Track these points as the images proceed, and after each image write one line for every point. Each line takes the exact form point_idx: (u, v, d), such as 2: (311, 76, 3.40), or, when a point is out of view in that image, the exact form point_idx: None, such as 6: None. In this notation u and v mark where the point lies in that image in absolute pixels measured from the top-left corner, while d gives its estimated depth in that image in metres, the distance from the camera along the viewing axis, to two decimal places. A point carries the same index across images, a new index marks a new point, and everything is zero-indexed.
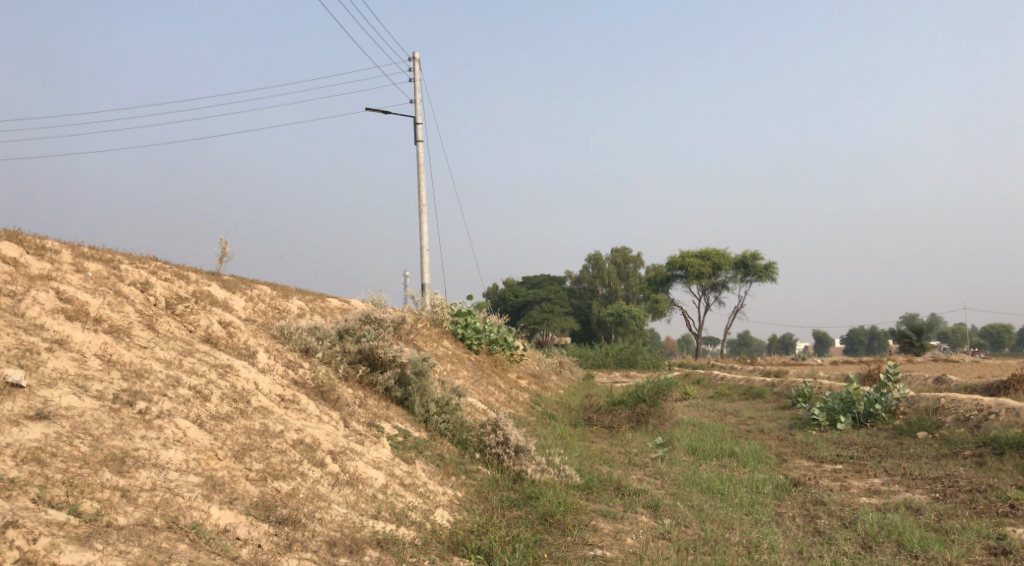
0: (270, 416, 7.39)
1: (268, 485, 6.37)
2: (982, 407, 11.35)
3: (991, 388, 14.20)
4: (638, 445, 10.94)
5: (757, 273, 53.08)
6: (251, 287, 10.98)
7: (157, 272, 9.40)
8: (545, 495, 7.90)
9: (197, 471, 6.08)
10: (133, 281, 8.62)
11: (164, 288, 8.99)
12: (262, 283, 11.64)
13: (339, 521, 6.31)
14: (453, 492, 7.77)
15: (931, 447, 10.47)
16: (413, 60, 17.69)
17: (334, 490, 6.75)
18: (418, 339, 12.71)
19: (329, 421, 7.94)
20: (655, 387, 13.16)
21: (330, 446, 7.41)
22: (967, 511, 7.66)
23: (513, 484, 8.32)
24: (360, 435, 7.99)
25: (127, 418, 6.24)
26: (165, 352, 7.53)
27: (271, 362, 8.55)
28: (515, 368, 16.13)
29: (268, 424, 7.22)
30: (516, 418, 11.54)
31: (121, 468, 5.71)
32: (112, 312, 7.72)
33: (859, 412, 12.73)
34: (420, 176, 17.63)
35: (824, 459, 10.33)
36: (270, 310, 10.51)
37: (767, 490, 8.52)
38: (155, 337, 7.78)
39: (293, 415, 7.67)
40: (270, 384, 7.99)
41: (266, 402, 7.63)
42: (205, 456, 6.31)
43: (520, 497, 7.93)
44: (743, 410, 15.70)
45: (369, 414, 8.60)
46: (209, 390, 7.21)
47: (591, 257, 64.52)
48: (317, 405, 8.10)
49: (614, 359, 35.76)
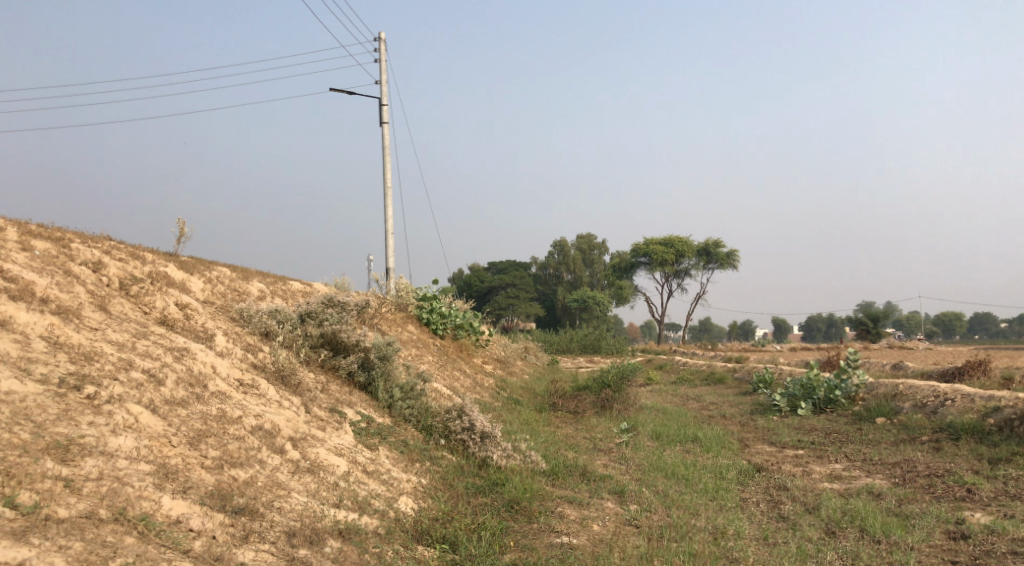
0: (228, 401, 7.23)
1: (225, 473, 6.24)
2: (939, 393, 11.56)
3: (947, 374, 14.50)
4: (602, 430, 10.95)
5: (719, 261, 53.59)
6: (209, 269, 10.74)
7: (111, 251, 9.13)
8: (511, 481, 7.87)
9: (148, 459, 5.92)
10: (84, 261, 8.36)
11: (117, 268, 8.73)
12: (221, 264, 11.39)
13: (299, 510, 6.22)
14: (417, 478, 7.70)
15: (889, 433, 10.64)
16: (378, 40, 17.40)
17: (294, 478, 6.64)
18: (382, 324, 12.57)
19: (290, 406, 7.80)
20: (619, 372, 13.19)
21: (290, 433, 7.28)
22: (926, 496, 7.79)
23: (478, 471, 8.27)
24: (322, 421, 7.87)
25: (74, 403, 6.05)
26: (117, 334, 7.32)
27: (230, 346, 8.37)
28: (480, 353, 16.07)
29: (226, 410, 7.06)
30: (482, 403, 11.49)
31: (65, 456, 5.53)
32: (61, 292, 7.47)
33: (819, 397, 12.90)
34: (385, 158, 17.41)
35: (785, 444, 10.44)
36: (229, 292, 10.29)
37: (730, 475, 8.57)
38: (107, 318, 7.56)
39: (252, 400, 7.51)
40: (228, 368, 7.82)
41: (224, 386, 7.47)
42: (157, 443, 6.15)
43: (486, 483, 7.89)
44: (706, 395, 15.84)
45: (331, 400, 8.48)
46: (164, 374, 7.02)
47: (556, 243, 64.64)
48: (277, 391, 7.95)
49: (579, 344, 35.90)
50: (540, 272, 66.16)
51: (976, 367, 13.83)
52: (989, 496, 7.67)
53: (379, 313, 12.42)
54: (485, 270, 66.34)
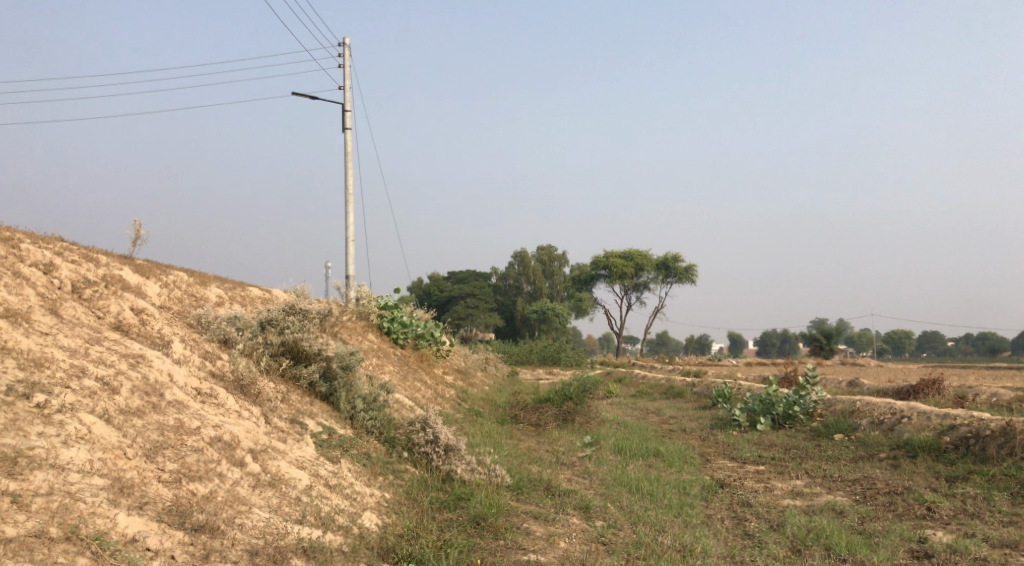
0: (185, 411, 7.02)
1: (183, 487, 6.04)
2: (896, 410, 11.74)
3: (901, 391, 14.75)
4: (565, 443, 10.90)
5: (678, 275, 54.09)
6: (166, 273, 10.47)
7: (63, 253, 8.84)
8: (476, 496, 7.76)
9: (102, 473, 5.71)
10: (36, 263, 8.08)
11: (70, 271, 8.45)
12: (178, 268, 11.12)
13: (261, 527, 6.04)
14: (381, 492, 7.55)
15: (847, 450, 10.76)
16: (343, 46, 17.21)
17: (255, 493, 6.46)
18: (343, 332, 12.38)
19: (249, 417, 7.61)
20: (581, 385, 13.16)
21: (250, 444, 7.09)
22: (887, 514, 7.87)
23: (442, 485, 8.16)
24: (282, 433, 7.69)
25: (23, 413, 5.81)
26: (69, 340, 7.07)
27: (188, 353, 8.14)
28: (440, 363, 15.93)
29: (184, 420, 6.85)
30: (444, 415, 11.37)
31: (13, 470, 5.30)
32: (9, 294, 7.20)
33: (778, 413, 13.02)
34: (347, 165, 17.23)
35: (746, 460, 10.50)
36: (187, 297, 10.03)
37: (694, 491, 8.58)
38: (59, 323, 7.30)
39: (211, 410, 7.31)
40: (186, 377, 7.60)
41: (181, 395, 7.25)
42: (112, 456, 5.93)
43: (450, 498, 7.78)
44: (665, 409, 15.91)
45: (292, 410, 8.29)
46: (118, 381, 6.79)
47: (517, 254, 64.73)
48: (236, 400, 7.75)
49: (538, 355, 35.89)
50: (500, 283, 66.10)
51: (930, 385, 14.09)
52: (949, 515, 7.78)
53: (340, 321, 12.24)
54: (445, 280, 66.06)
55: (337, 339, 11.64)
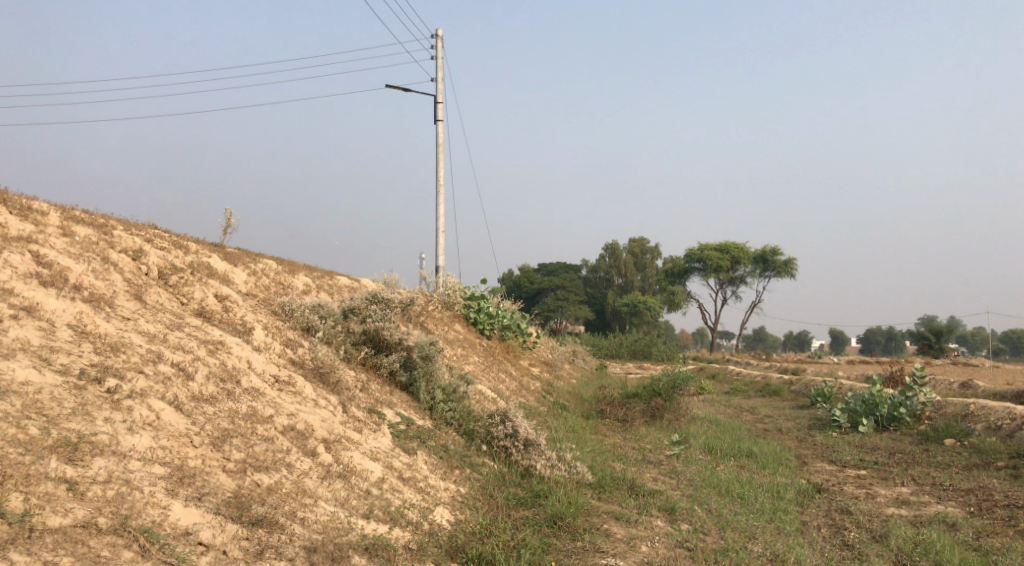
0: (260, 399, 7.15)
1: (247, 478, 6.12)
2: (1015, 416, 10.95)
3: (1021, 396, 13.81)
4: (652, 441, 10.63)
5: (776, 269, 52.44)
6: (256, 261, 10.74)
7: (153, 240, 9.15)
8: (555, 494, 7.62)
9: (164, 462, 5.83)
10: (125, 249, 8.39)
11: (158, 257, 8.74)
12: (268, 257, 11.38)
13: (323, 522, 6.06)
14: (455, 487, 7.52)
15: (960, 457, 10.10)
16: (437, 37, 17.34)
17: (323, 485, 6.50)
18: (430, 322, 12.43)
19: (326, 406, 7.69)
20: (672, 380, 12.79)
21: (324, 434, 7.16)
22: (1005, 530, 7.31)
23: (520, 480, 8.05)
24: (358, 423, 7.75)
25: (92, 397, 5.99)
26: (150, 325, 7.30)
27: (268, 340, 8.29)
28: (527, 355, 15.85)
29: (257, 408, 6.97)
30: (527, 408, 11.27)
31: (73, 456, 5.44)
32: (96, 280, 7.49)
33: (882, 415, 12.36)
34: (438, 155, 17.33)
35: (846, 463, 9.99)
36: (273, 285, 10.25)
37: (789, 496, 8.20)
38: (142, 308, 7.56)
39: (286, 398, 7.43)
40: (264, 364, 7.74)
41: (257, 382, 7.39)
42: (177, 443, 6.06)
43: (528, 495, 7.67)
44: (761, 407, 15.40)
45: (370, 400, 8.34)
46: (194, 367, 6.97)
47: (609, 246, 64.22)
48: (313, 388, 7.84)
49: (628, 350, 35.46)
50: (591, 275, 65.65)
51: None
52: None
53: (426, 311, 12.29)
54: (536, 272, 66.10)
55: (421, 329, 11.69)
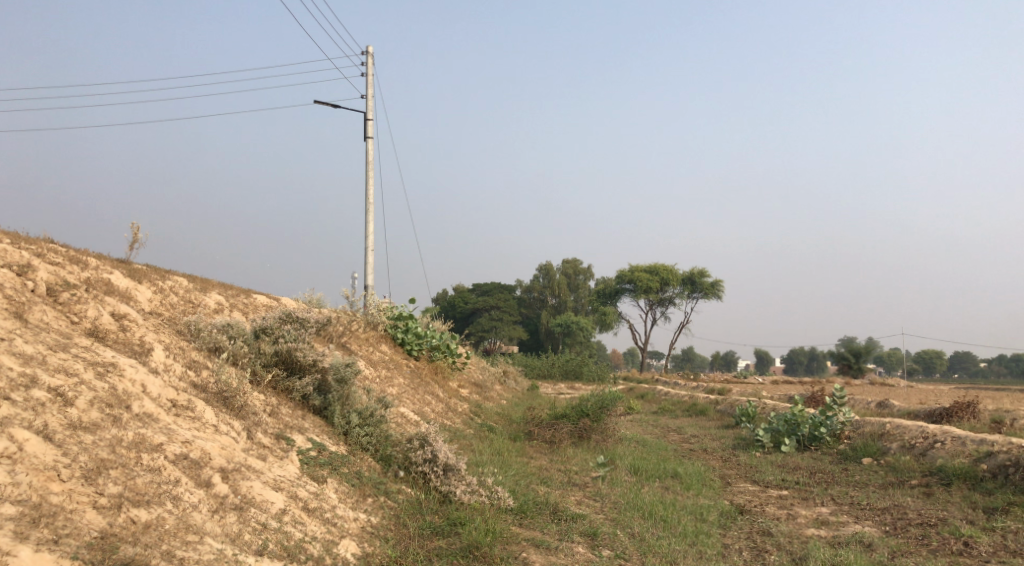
0: (152, 426, 6.79)
1: (121, 515, 5.76)
2: (928, 434, 11.27)
3: (934, 414, 14.26)
4: (578, 462, 10.57)
5: (704, 291, 53.49)
6: (166, 277, 10.30)
7: (46, 254, 8.66)
8: (473, 521, 7.46)
9: (20, 500, 5.41)
10: (11, 264, 7.91)
11: (50, 273, 8.28)
12: (178, 273, 10.94)
13: (208, 560, 5.75)
14: (366, 516, 7.29)
15: (877, 475, 10.32)
16: (366, 54, 17.14)
17: (213, 519, 6.18)
18: (353, 342, 12.15)
19: (227, 432, 7.37)
20: (599, 401, 12.75)
21: (222, 463, 6.83)
22: (919, 549, 7.45)
23: (437, 507, 7.87)
24: (263, 450, 7.45)
25: None
26: (31, 346, 6.86)
27: (169, 361, 7.92)
28: (456, 376, 15.64)
29: (146, 435, 6.60)
30: (453, 431, 11.09)
31: None
32: None
33: (803, 434, 12.58)
34: (368, 172, 17.09)
35: (769, 484, 10.09)
36: (182, 303, 9.84)
37: (711, 518, 8.21)
38: (23, 328, 7.12)
39: (183, 424, 7.09)
40: (161, 387, 7.38)
41: (151, 407, 7.02)
42: (40, 478, 5.64)
43: (445, 523, 7.48)
44: (687, 427, 15.54)
45: (279, 425, 8.06)
46: (75, 392, 6.56)
47: (543, 267, 64.68)
48: (215, 413, 7.51)
49: (560, 370, 35.54)
50: (524, 295, 65.82)
51: (965, 408, 13.58)
52: (987, 551, 7.35)
53: (348, 331, 12.01)
54: (469, 291, 65.93)
55: (342, 350, 11.40)
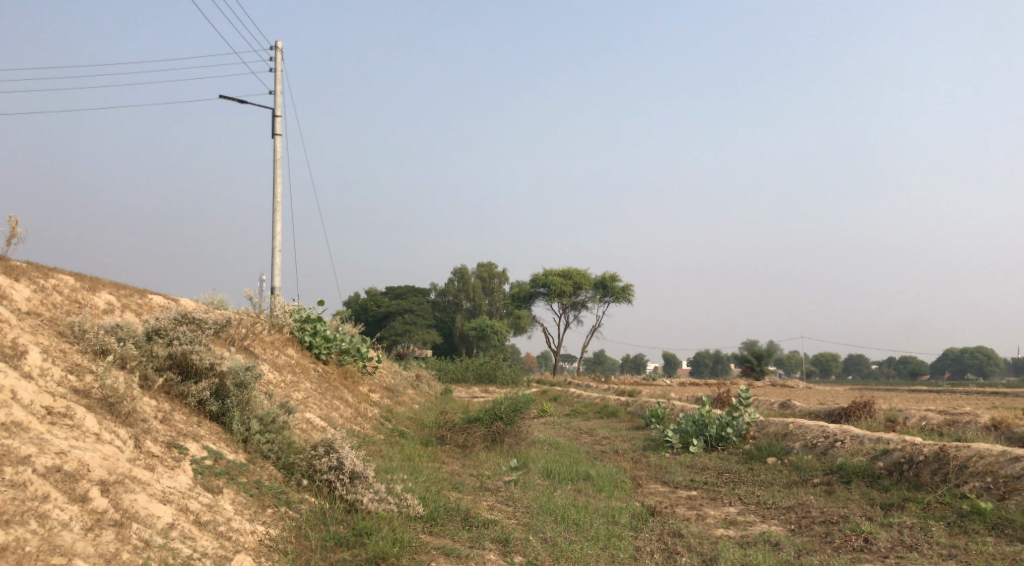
0: (22, 436, 6.29)
1: None
2: (829, 433, 11.65)
3: (833, 414, 14.78)
4: (490, 466, 10.47)
5: (615, 294, 54.37)
6: (48, 274, 9.65)
7: None
8: (380, 531, 7.27)
9: None
10: None
11: None
12: (64, 272, 10.28)
13: None
14: (265, 528, 7.01)
15: (781, 474, 10.59)
16: (275, 49, 16.66)
17: (86, 539, 5.73)
18: (257, 345, 11.72)
19: (110, 440, 6.93)
20: (512, 404, 12.71)
21: (103, 474, 6.38)
22: (824, 547, 7.63)
23: (342, 517, 7.63)
24: (152, 460, 7.07)
25: None
26: None
27: (47, 365, 7.41)
28: (366, 380, 15.31)
29: (14, 446, 6.09)
30: (362, 437, 10.83)
31: None
32: None
33: (711, 435, 12.84)
34: (276, 171, 16.59)
35: (678, 484, 10.22)
36: (66, 304, 9.24)
37: (623, 520, 8.23)
38: None
39: (59, 433, 6.61)
40: (34, 394, 6.87)
41: (21, 415, 6.51)
42: None
43: (350, 533, 7.26)
44: (599, 429, 15.64)
45: (171, 433, 7.67)
46: None
47: (457, 270, 64.51)
48: (97, 420, 7.04)
49: (473, 373, 35.43)
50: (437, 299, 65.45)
51: (861, 408, 14.13)
52: (886, 547, 7.60)
53: (251, 333, 11.56)
54: (382, 294, 65.17)
55: (244, 354, 10.97)
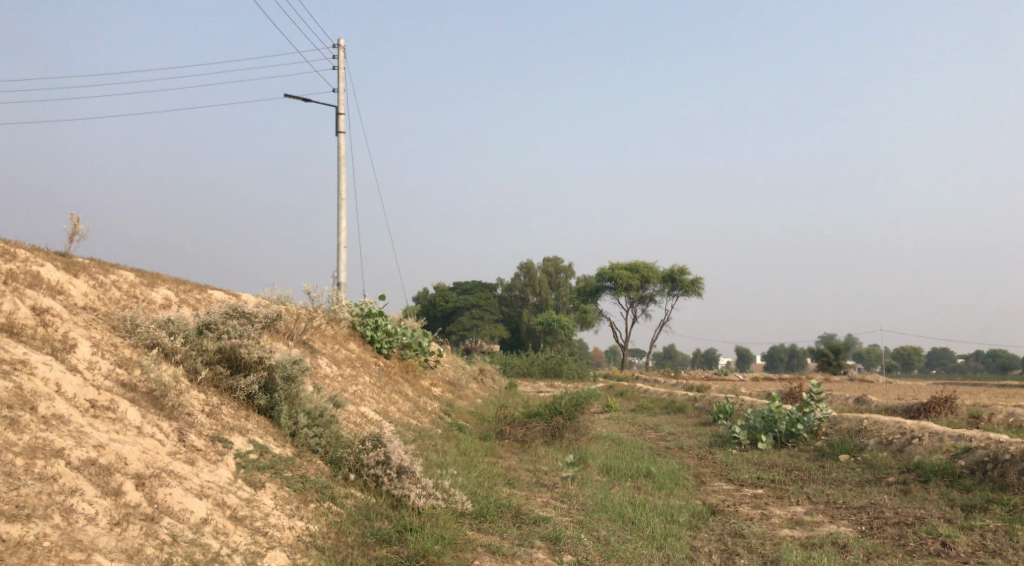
0: (63, 429, 6.44)
1: None
2: (906, 430, 11.15)
3: (911, 410, 14.18)
4: (548, 462, 10.35)
5: (684, 287, 53.57)
6: (109, 270, 9.93)
7: None
8: (425, 527, 7.26)
9: None
10: None
11: None
12: (125, 268, 10.55)
13: None
14: (304, 524, 7.04)
15: (853, 473, 10.18)
16: (338, 47, 16.86)
17: (111, 534, 5.78)
18: (316, 340, 11.86)
19: (151, 434, 7.06)
20: (574, 399, 12.57)
21: (139, 469, 6.50)
22: (896, 551, 7.28)
23: (388, 511, 7.66)
24: (194, 454, 7.17)
25: None
26: None
27: (95, 359, 7.59)
28: (428, 374, 15.36)
29: (52, 439, 6.24)
30: (421, 432, 10.85)
31: None
32: None
33: (780, 431, 12.44)
34: (340, 167, 16.79)
35: (744, 482, 9.92)
36: (123, 298, 9.48)
37: (682, 519, 8.02)
38: None
39: (100, 426, 6.75)
40: (78, 388, 7.04)
41: (64, 408, 6.68)
42: None
43: (394, 529, 7.27)
44: (663, 424, 15.36)
45: (217, 426, 7.77)
46: None
47: (523, 266, 64.48)
48: (139, 414, 7.20)
49: (539, 368, 35.36)
50: (505, 294, 65.56)
51: (943, 404, 13.51)
52: (965, 552, 7.20)
53: (310, 327, 11.70)
54: (449, 289, 65.66)
55: (302, 348, 11.10)
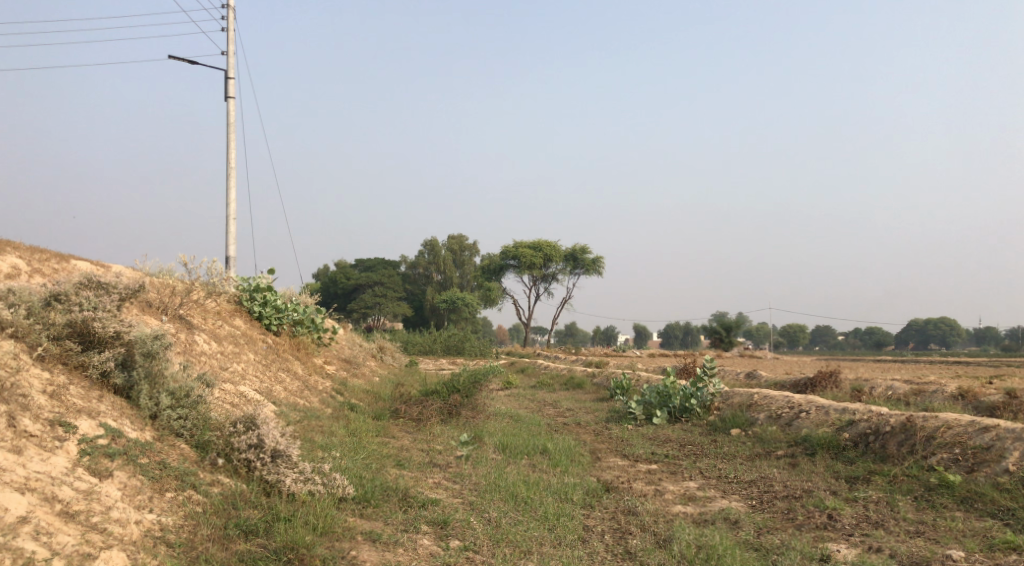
0: None
1: None
2: (794, 405, 11.46)
3: (798, 384, 14.64)
4: (442, 441, 10.13)
5: (585, 267, 54.25)
6: None
7: None
8: (300, 515, 6.96)
9: None
10: None
11: None
12: None
13: None
14: (154, 517, 6.63)
15: (744, 447, 10.38)
16: (228, 7, 15.97)
17: None
18: (195, 315, 11.19)
19: None
20: (472, 376, 12.46)
21: None
22: (786, 525, 7.40)
23: (260, 499, 7.34)
24: (26, 440, 6.56)
25: None
26: None
27: None
28: (321, 352, 14.86)
29: None
30: (309, 412, 10.44)
31: None
32: None
33: (675, 406, 12.63)
34: (229, 134, 15.97)
35: (638, 458, 9.97)
36: None
37: (576, 498, 7.95)
38: None
39: None
40: None
41: None
42: None
43: (265, 519, 6.94)
44: (562, 401, 15.38)
45: (61, 408, 7.15)
46: None
47: (427, 243, 63.89)
48: None
49: (441, 346, 35.04)
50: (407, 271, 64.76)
51: (827, 378, 14.03)
52: (851, 524, 7.38)
53: (189, 301, 11.08)
54: (351, 267, 64.23)
55: (178, 324, 10.47)
